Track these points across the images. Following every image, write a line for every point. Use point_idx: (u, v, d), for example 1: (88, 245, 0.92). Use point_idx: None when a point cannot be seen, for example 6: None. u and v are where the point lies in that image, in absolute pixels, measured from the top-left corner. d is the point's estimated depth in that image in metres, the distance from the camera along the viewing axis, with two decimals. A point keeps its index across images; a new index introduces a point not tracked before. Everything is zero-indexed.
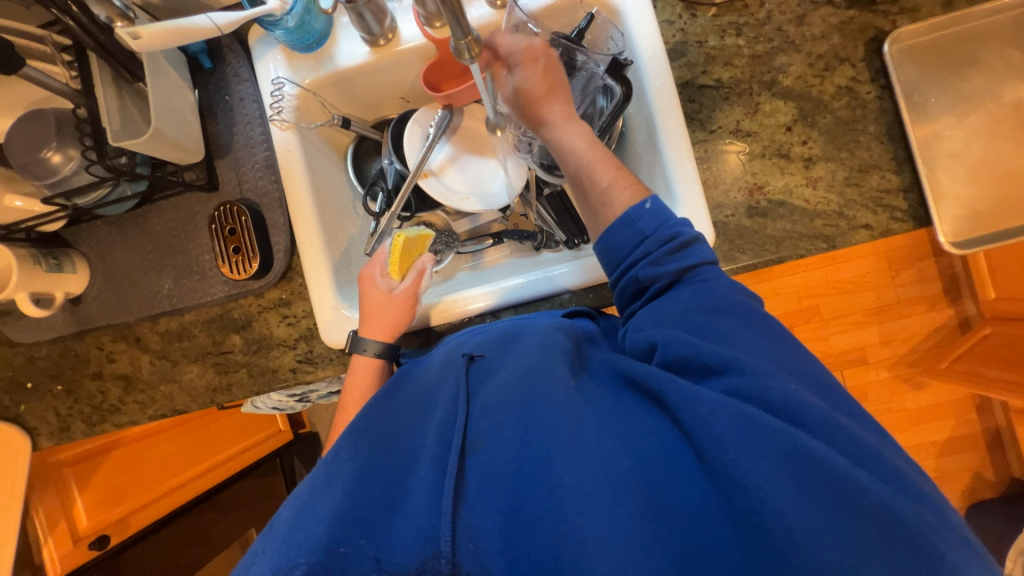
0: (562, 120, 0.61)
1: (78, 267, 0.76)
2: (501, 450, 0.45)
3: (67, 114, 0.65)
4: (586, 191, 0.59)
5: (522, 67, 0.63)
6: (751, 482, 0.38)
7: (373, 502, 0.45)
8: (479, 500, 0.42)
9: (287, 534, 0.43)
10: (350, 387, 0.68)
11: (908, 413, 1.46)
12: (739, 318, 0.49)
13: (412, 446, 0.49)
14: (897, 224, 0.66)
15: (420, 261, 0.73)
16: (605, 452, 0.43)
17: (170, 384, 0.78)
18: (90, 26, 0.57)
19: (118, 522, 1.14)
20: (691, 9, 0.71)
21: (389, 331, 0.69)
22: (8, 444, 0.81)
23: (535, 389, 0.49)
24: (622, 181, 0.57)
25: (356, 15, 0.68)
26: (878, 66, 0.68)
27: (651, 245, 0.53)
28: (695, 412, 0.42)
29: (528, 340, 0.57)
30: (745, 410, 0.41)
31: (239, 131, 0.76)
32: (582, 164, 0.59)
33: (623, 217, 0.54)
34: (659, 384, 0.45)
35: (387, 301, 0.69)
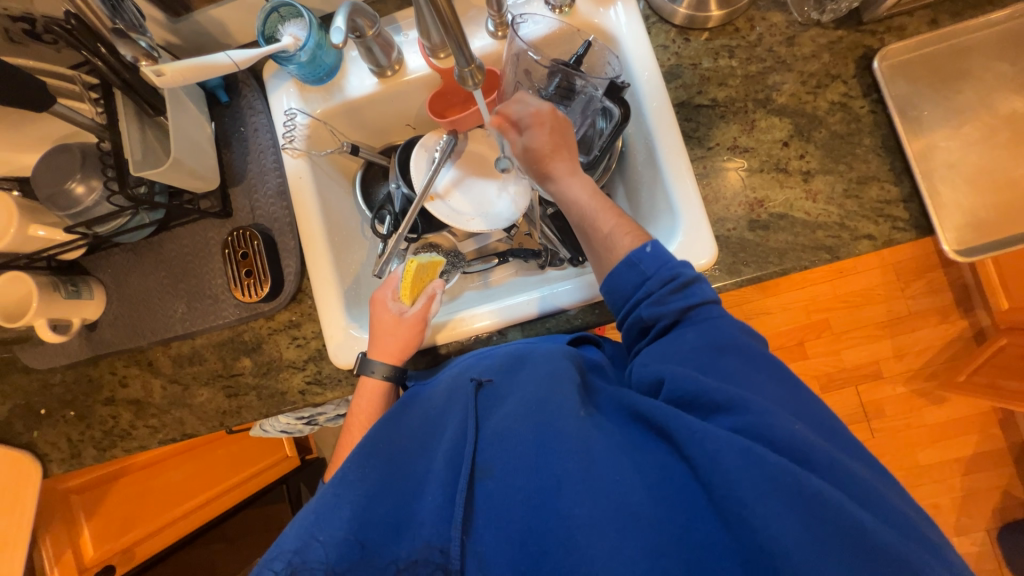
0: (566, 178, 0.62)
1: (96, 293, 0.78)
2: (510, 479, 0.45)
3: (91, 147, 0.68)
4: (590, 238, 0.61)
5: (531, 130, 0.63)
6: (761, 522, 0.37)
7: (380, 525, 0.46)
8: (488, 529, 0.44)
9: (295, 553, 0.44)
10: (358, 410, 0.68)
11: (928, 429, 1.42)
12: (740, 357, 0.48)
13: (423, 469, 0.51)
14: (900, 233, 0.66)
15: (431, 286, 0.74)
16: (614, 487, 0.42)
17: (180, 407, 0.79)
18: (115, 66, 0.60)
19: (124, 551, 1.15)
20: (684, 34, 0.74)
21: (398, 354, 0.69)
22: (20, 471, 0.81)
23: (543, 418, 0.48)
24: (624, 227, 0.58)
25: (364, 49, 0.72)
26: (869, 81, 0.70)
27: (652, 286, 0.53)
28: (703, 448, 0.41)
29: (539, 365, 0.56)
30: (752, 448, 0.40)
31: (253, 160, 0.79)
32: (585, 214, 0.61)
33: (625, 261, 0.55)
34: (669, 420, 0.44)
35: (398, 325, 0.69)
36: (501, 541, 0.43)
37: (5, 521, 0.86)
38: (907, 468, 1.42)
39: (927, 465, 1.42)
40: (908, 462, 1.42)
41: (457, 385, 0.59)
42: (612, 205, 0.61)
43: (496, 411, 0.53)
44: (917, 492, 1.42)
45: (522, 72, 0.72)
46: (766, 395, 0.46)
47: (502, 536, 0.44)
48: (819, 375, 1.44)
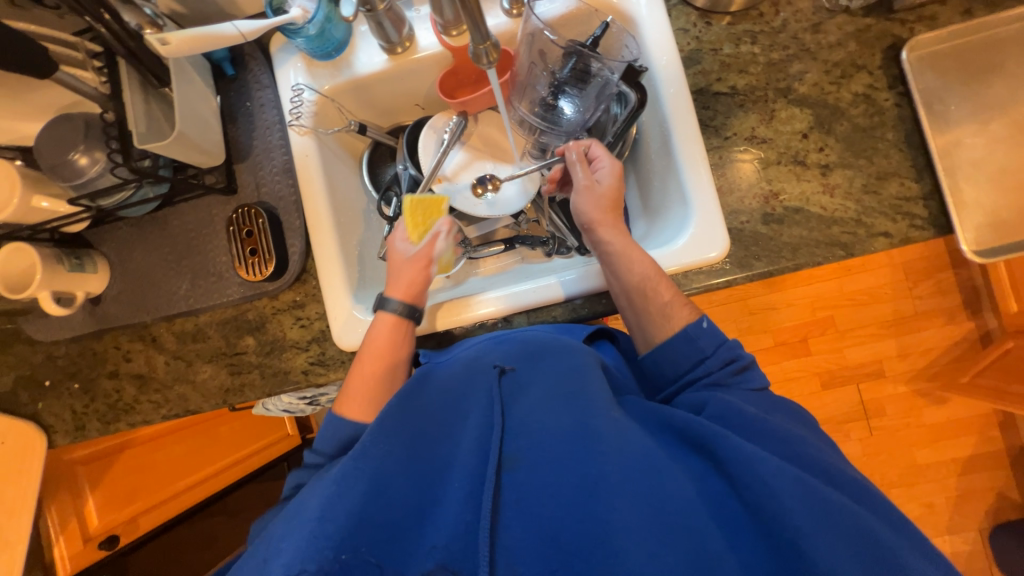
0: (628, 237, 0.66)
1: (99, 267, 0.77)
2: (542, 472, 0.48)
3: (94, 118, 0.67)
4: (648, 301, 0.63)
5: (608, 176, 0.69)
6: (805, 541, 0.41)
7: (404, 508, 0.47)
8: (520, 526, 0.46)
9: (316, 523, 0.43)
10: (369, 344, 0.66)
11: (927, 428, 1.42)
12: (781, 412, 0.57)
13: (445, 452, 0.52)
14: (917, 232, 0.65)
15: (438, 224, 0.72)
16: (653, 494, 0.45)
17: (184, 384, 0.79)
18: (120, 32, 0.58)
19: (128, 522, 1.17)
20: (706, 18, 0.72)
21: (412, 290, 0.69)
22: (25, 441, 0.82)
23: (579, 421, 0.51)
24: (679, 300, 0.64)
25: (375, 24, 0.70)
26: (895, 73, 0.67)
27: (712, 363, 0.60)
28: (750, 470, 0.45)
29: (562, 358, 0.59)
30: (803, 479, 0.44)
31: (259, 136, 0.78)
32: (647, 275, 0.63)
33: (683, 333, 0.62)
34: (711, 439, 0.49)
35: (404, 264, 0.70)
36: (531, 536, 0.45)
37: (11, 489, 0.87)
38: (903, 467, 1.43)
39: (923, 465, 1.42)
40: (905, 461, 1.43)
41: (476, 369, 0.60)
42: (663, 273, 0.65)
43: (517, 401, 0.56)
44: (912, 490, 1.42)
45: (536, 52, 0.69)
46: (801, 430, 0.55)
47: (534, 531, 0.45)
48: (821, 372, 1.43)
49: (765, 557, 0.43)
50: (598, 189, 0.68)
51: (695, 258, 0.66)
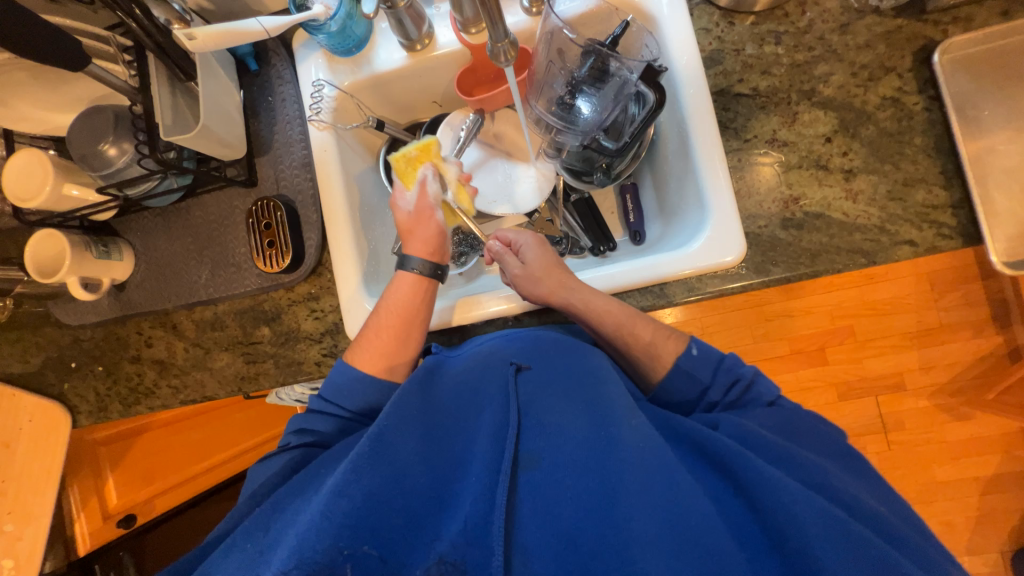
0: (586, 289, 0.67)
1: (125, 255, 0.80)
2: (559, 475, 0.49)
3: (124, 110, 0.69)
4: (628, 339, 0.65)
5: (520, 284, 0.69)
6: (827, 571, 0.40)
7: (420, 497, 0.48)
8: (537, 526, 0.47)
9: (330, 499, 0.45)
10: (389, 303, 0.68)
11: (949, 445, 1.37)
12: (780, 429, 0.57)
13: (462, 448, 0.54)
14: (944, 241, 0.63)
15: (423, 172, 0.75)
16: (672, 507, 0.45)
17: (202, 370, 0.81)
18: (149, 28, 0.60)
19: (145, 503, 1.23)
20: (728, 18, 0.70)
21: (430, 245, 0.71)
22: (53, 419, 0.85)
23: (598, 428, 0.52)
24: (661, 334, 0.65)
25: (395, 21, 0.70)
26: (927, 76, 0.65)
27: (713, 393, 0.62)
28: (776, 497, 0.44)
29: (576, 359, 0.61)
30: (830, 510, 0.43)
31: (279, 131, 0.79)
32: (620, 322, 0.64)
33: (676, 365, 0.63)
34: (735, 460, 0.48)
35: (410, 219, 0.72)
36: (547, 538, 0.46)
37: (37, 466, 0.91)
38: (921, 483, 1.39)
39: (943, 482, 1.38)
40: (923, 477, 1.38)
41: (491, 365, 0.60)
42: (639, 313, 0.66)
43: (532, 399, 0.56)
44: (930, 508, 1.39)
45: (554, 51, 0.69)
46: (821, 458, 0.53)
47: (549, 534, 0.46)
48: (838, 383, 1.39)
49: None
50: (531, 271, 0.69)
51: (712, 262, 0.65)
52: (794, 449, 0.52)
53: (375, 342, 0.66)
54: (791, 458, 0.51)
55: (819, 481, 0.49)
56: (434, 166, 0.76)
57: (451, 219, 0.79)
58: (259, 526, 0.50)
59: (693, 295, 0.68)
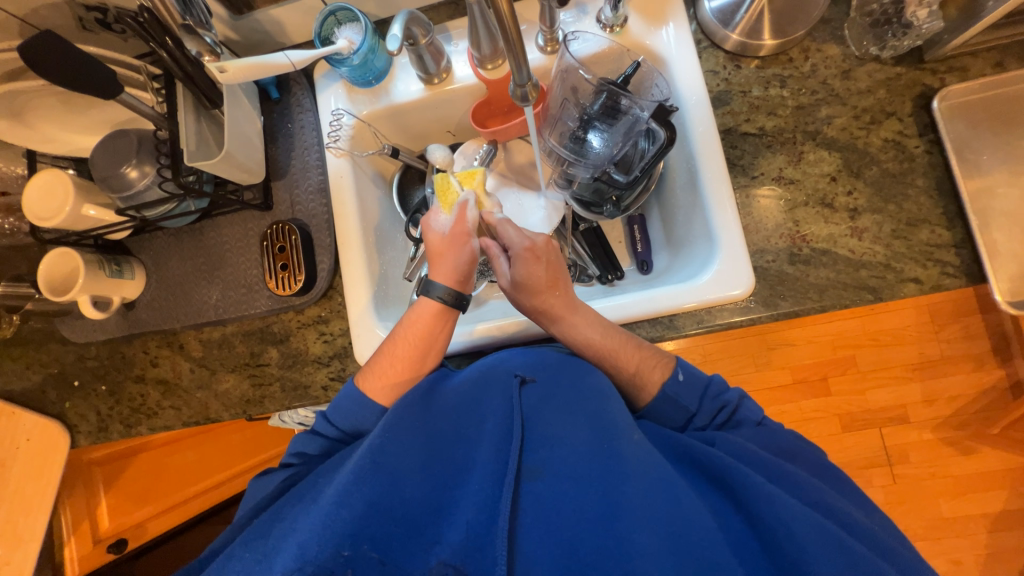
0: (575, 318, 0.65)
1: (136, 274, 0.80)
2: (563, 486, 0.48)
3: (148, 135, 0.71)
4: (613, 374, 0.64)
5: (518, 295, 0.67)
6: None
7: (418, 505, 0.46)
8: (538, 536, 0.45)
9: (332, 507, 0.44)
10: (410, 327, 0.66)
11: (955, 480, 1.35)
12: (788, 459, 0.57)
13: (463, 455, 0.52)
14: (948, 279, 0.64)
15: (465, 195, 0.72)
16: (673, 520, 0.44)
17: (206, 392, 0.81)
18: (181, 59, 0.62)
19: (137, 526, 1.19)
20: (735, 61, 0.73)
21: (460, 279, 0.68)
22: (50, 438, 0.84)
23: (600, 440, 0.51)
24: (647, 362, 0.64)
25: (415, 57, 0.73)
26: (926, 121, 0.68)
27: (700, 419, 0.62)
28: (775, 512, 0.44)
29: (580, 375, 0.59)
30: (829, 526, 0.43)
31: (297, 156, 0.81)
32: (604, 353, 0.64)
33: (664, 394, 0.62)
34: (733, 474, 0.48)
35: (440, 240, 0.69)
36: (546, 548, 0.44)
37: (31, 487, 0.89)
38: (927, 519, 1.36)
39: (950, 518, 1.35)
40: (929, 513, 1.36)
41: (495, 377, 0.58)
42: (624, 335, 0.65)
43: (538, 413, 0.54)
44: (938, 545, 1.36)
45: (568, 88, 0.72)
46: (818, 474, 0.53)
47: (553, 543, 0.45)
48: (841, 414, 1.37)
49: None
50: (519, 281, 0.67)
51: (720, 295, 0.66)
52: (786, 466, 0.52)
53: (389, 373, 0.64)
54: (802, 486, 0.50)
55: (818, 501, 0.48)
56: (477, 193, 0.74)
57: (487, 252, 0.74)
58: (258, 534, 0.49)
59: (702, 327, 0.68)
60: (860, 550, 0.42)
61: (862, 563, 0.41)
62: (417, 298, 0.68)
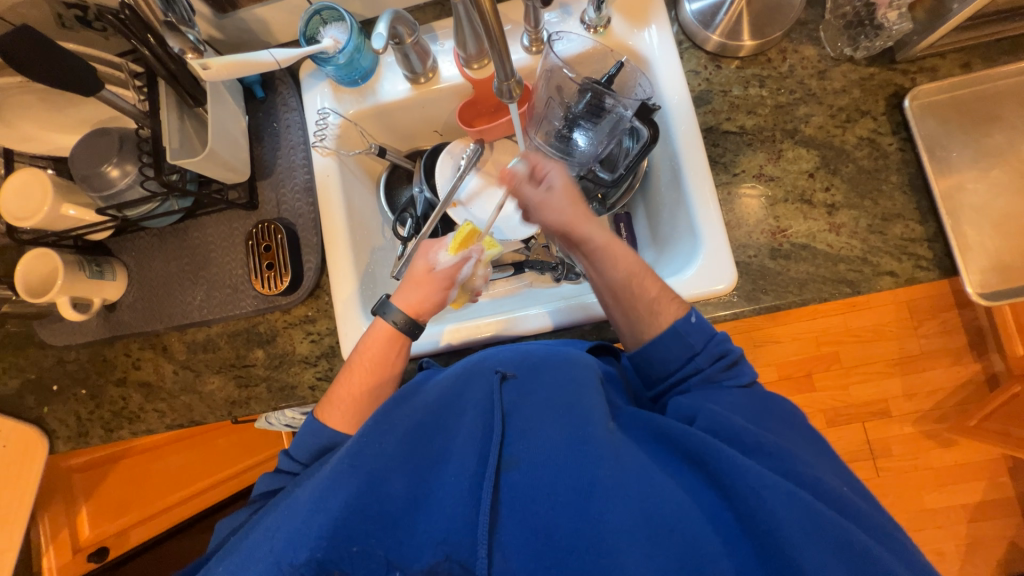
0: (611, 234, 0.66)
1: (118, 275, 0.79)
2: (539, 475, 0.48)
3: (130, 133, 0.70)
4: (634, 300, 0.63)
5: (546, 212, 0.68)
6: (797, 554, 0.41)
7: (400, 500, 0.47)
8: (518, 526, 0.46)
9: (309, 513, 0.44)
10: (364, 352, 0.66)
11: (935, 472, 1.38)
12: (779, 421, 0.55)
13: (441, 447, 0.52)
14: (922, 272, 0.66)
15: (473, 249, 0.70)
16: (648, 502, 0.45)
17: (190, 394, 0.79)
18: (163, 56, 0.62)
19: (117, 535, 1.15)
20: (715, 61, 0.75)
21: (418, 308, 0.67)
22: (25, 445, 0.81)
23: (575, 428, 0.51)
24: (666, 295, 0.63)
25: (401, 56, 0.73)
26: (899, 119, 0.70)
27: (701, 359, 0.60)
28: (747, 482, 0.45)
29: (557, 367, 0.58)
30: (797, 492, 0.44)
31: (283, 156, 0.81)
32: (633, 271, 0.63)
33: (674, 330, 0.60)
34: (705, 452, 0.48)
35: (427, 278, 0.68)
36: (526, 535, 0.46)
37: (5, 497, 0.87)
38: (910, 510, 1.39)
39: (931, 509, 1.39)
40: (913, 504, 1.39)
41: (476, 373, 0.59)
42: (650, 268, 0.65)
43: (517, 407, 0.55)
44: (921, 535, 1.39)
45: (553, 87, 0.73)
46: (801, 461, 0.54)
47: (530, 530, 0.46)
48: (825, 410, 1.40)
49: (752, 557, 0.43)
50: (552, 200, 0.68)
51: (705, 290, 0.67)
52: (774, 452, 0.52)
53: (345, 397, 0.64)
54: (786, 461, 0.49)
55: (785, 468, 0.48)
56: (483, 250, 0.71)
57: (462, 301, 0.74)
58: (233, 548, 0.47)
59: None
60: (830, 514, 0.43)
61: (841, 545, 0.42)
62: (373, 319, 0.68)
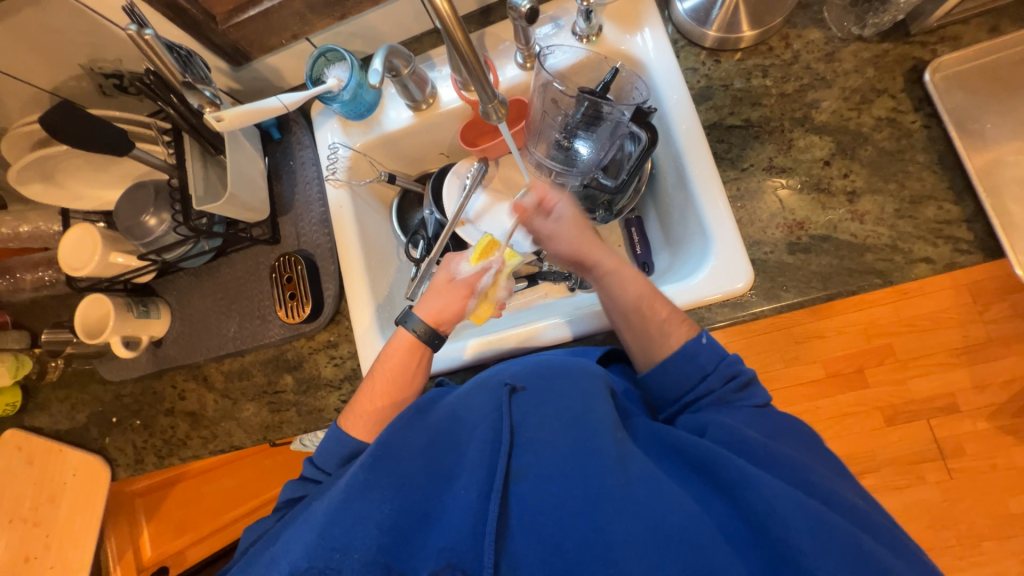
0: (619, 262, 0.67)
1: (162, 313, 0.86)
2: (547, 486, 0.48)
3: (163, 184, 0.77)
4: (646, 320, 0.62)
5: (553, 239, 0.70)
6: (809, 565, 0.40)
7: (409, 514, 0.48)
8: (525, 538, 0.46)
9: (324, 526, 0.46)
10: (385, 361, 0.68)
11: (1022, 472, 1.15)
12: (796, 438, 0.53)
13: (452, 462, 0.52)
14: (963, 256, 0.61)
15: (493, 260, 0.73)
16: (654, 514, 0.44)
17: (229, 421, 0.85)
18: (185, 112, 0.67)
19: (177, 554, 1.26)
20: (714, 56, 0.73)
21: (437, 316, 0.69)
22: (94, 471, 0.90)
23: (582, 439, 0.50)
24: (675, 317, 0.62)
25: (400, 86, 0.77)
26: (920, 95, 0.65)
27: (713, 380, 0.58)
28: (758, 492, 0.43)
29: (570, 377, 0.57)
30: (808, 502, 0.43)
31: (300, 191, 0.85)
32: (642, 293, 0.63)
33: (685, 351, 0.59)
34: (714, 460, 0.47)
35: (447, 287, 0.71)
36: (533, 547, 0.45)
37: (78, 519, 0.97)
38: (991, 517, 1.19)
39: (1022, 514, 1.16)
40: (995, 509, 1.18)
41: (487, 385, 0.59)
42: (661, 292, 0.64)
43: (528, 419, 0.53)
44: (1010, 544, 1.17)
45: (549, 101, 0.74)
46: (834, 469, 0.50)
47: (536, 540, 0.46)
48: (882, 407, 1.18)
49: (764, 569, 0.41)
50: (563, 228, 0.70)
51: (721, 291, 0.64)
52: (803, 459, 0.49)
53: (367, 407, 0.65)
54: (805, 474, 0.47)
55: (802, 479, 0.47)
56: (503, 261, 0.73)
57: (484, 314, 0.72)
58: (258, 559, 0.50)
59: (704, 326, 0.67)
60: (843, 524, 0.42)
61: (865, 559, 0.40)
62: (396, 329, 0.70)
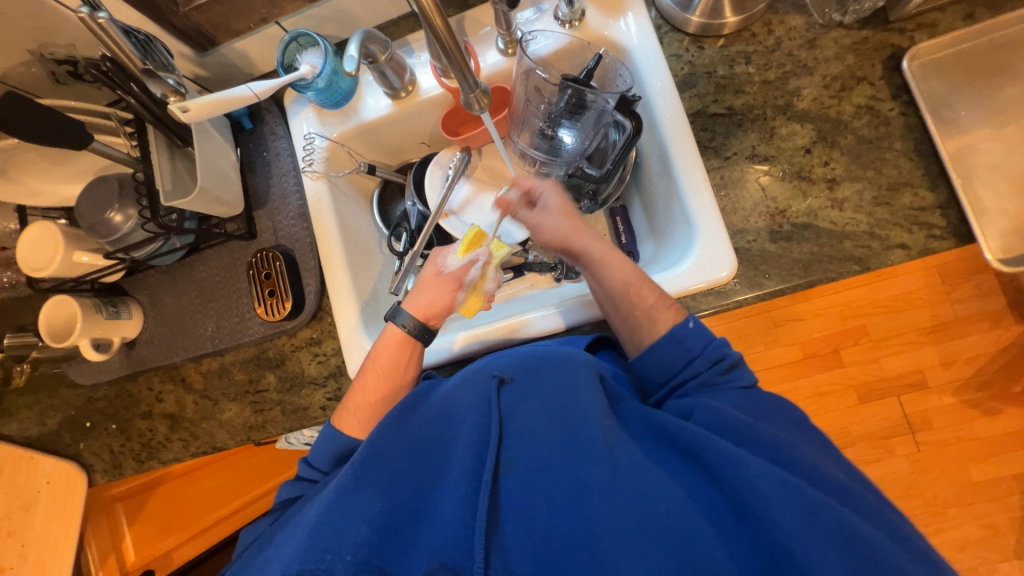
0: (607, 246, 0.66)
1: (134, 313, 0.82)
2: (536, 478, 0.48)
3: (127, 177, 0.73)
4: (632, 305, 0.62)
5: (540, 228, 0.70)
6: (794, 546, 0.41)
7: (399, 510, 0.47)
8: (516, 529, 0.46)
9: (315, 526, 0.45)
10: (376, 357, 0.67)
11: (986, 443, 1.20)
12: (782, 418, 0.54)
13: (442, 457, 0.52)
14: (936, 242, 0.63)
15: (480, 253, 0.72)
16: (641, 501, 0.45)
17: (210, 422, 0.82)
18: (148, 102, 0.63)
19: (162, 556, 1.24)
20: (698, 42, 0.72)
21: (426, 311, 0.68)
22: (68, 478, 0.87)
23: (571, 430, 0.50)
24: (663, 303, 0.62)
25: (378, 73, 0.74)
26: (898, 82, 0.66)
27: (700, 363, 0.59)
28: (741, 474, 0.44)
29: (558, 367, 0.56)
30: (790, 479, 0.44)
31: (275, 183, 0.82)
32: (630, 280, 0.63)
33: (671, 336, 0.60)
34: (700, 445, 0.48)
35: (435, 280, 0.70)
36: (523, 537, 0.46)
37: (56, 526, 0.94)
38: (958, 486, 1.22)
39: (982, 483, 1.21)
40: (958, 479, 1.22)
41: (476, 379, 0.57)
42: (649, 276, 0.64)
43: (517, 410, 0.53)
44: (972, 510, 1.21)
45: (532, 88, 0.72)
46: (817, 452, 0.52)
47: (527, 531, 0.46)
48: (856, 385, 1.21)
49: (748, 548, 0.43)
50: (547, 217, 0.69)
51: (706, 280, 0.65)
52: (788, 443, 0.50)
53: (360, 403, 0.64)
54: (788, 458, 0.48)
55: (785, 459, 0.48)
56: (491, 253, 0.73)
57: (473, 306, 0.72)
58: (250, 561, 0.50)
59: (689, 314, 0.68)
60: (827, 503, 0.43)
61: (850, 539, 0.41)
62: (385, 325, 0.69)
